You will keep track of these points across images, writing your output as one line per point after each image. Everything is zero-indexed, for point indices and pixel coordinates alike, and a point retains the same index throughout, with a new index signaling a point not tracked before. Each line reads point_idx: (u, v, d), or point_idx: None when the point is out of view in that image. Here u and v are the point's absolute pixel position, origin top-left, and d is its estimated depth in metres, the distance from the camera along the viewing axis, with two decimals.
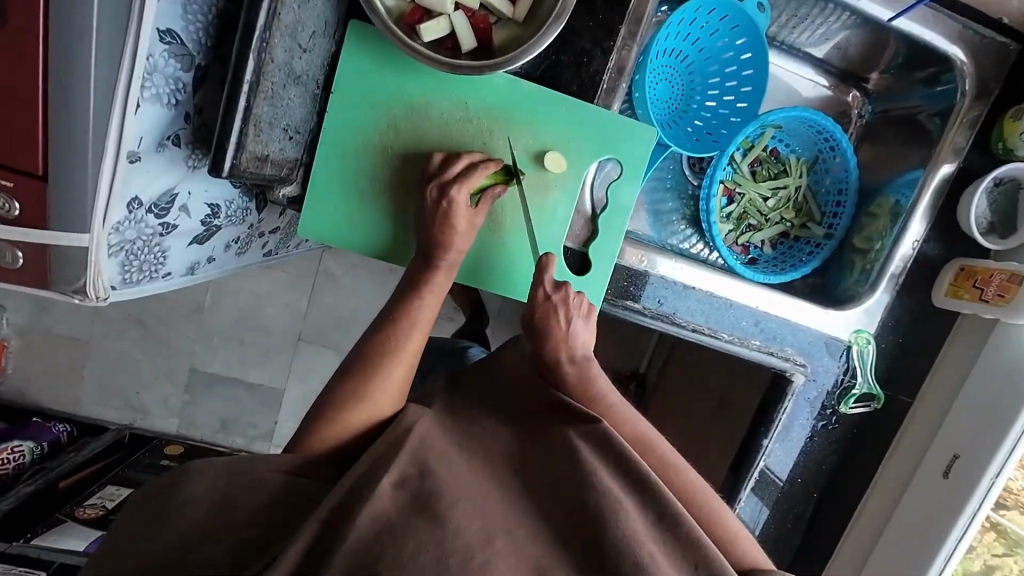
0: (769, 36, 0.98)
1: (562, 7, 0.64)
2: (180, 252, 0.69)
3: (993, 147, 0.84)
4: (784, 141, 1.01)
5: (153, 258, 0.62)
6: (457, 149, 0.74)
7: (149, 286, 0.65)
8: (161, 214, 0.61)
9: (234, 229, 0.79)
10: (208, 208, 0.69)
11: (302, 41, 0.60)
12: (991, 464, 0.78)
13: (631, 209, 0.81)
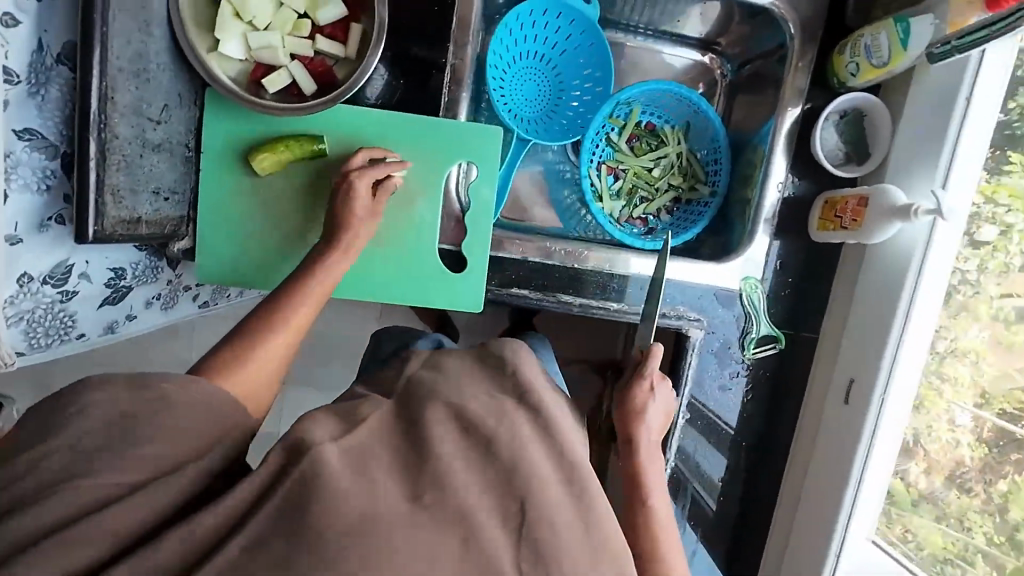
0: (609, 23, 1.02)
1: (379, 26, 0.74)
2: (93, 314, 0.78)
3: (831, 81, 0.88)
4: (655, 114, 1.06)
5: (58, 323, 0.72)
6: (320, 177, 0.82)
7: (62, 347, 0.75)
8: (59, 283, 0.70)
9: (151, 286, 0.87)
10: (110, 272, 0.78)
11: (151, 115, 0.69)
12: (875, 386, 0.81)
13: (494, 204, 0.86)
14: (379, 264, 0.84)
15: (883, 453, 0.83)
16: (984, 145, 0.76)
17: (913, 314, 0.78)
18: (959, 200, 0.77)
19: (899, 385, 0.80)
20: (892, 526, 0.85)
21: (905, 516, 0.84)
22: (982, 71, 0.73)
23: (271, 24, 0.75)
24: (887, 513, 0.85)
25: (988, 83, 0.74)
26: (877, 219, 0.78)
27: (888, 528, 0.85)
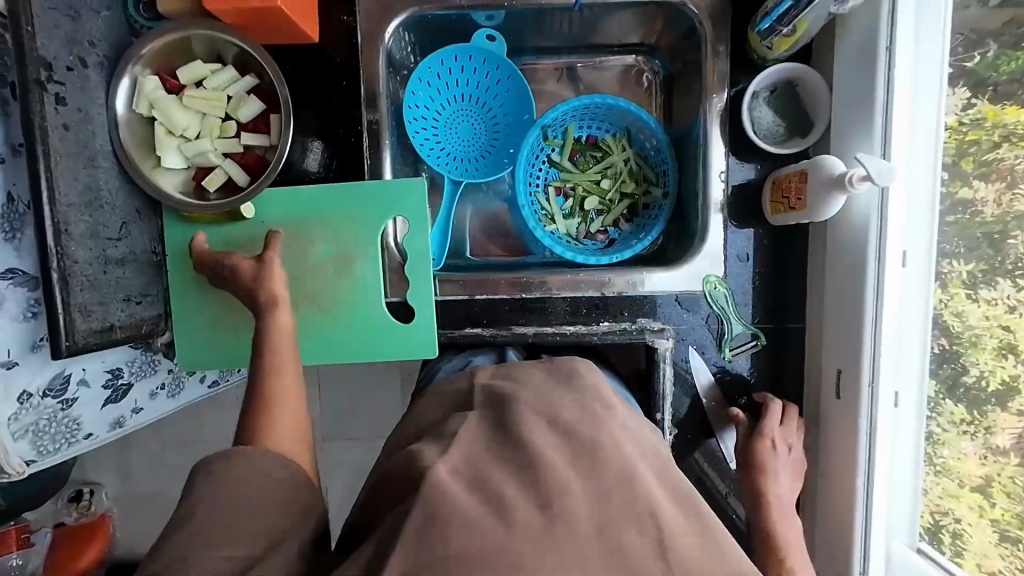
0: (524, 51, 1.03)
1: (285, 108, 0.81)
2: (97, 414, 0.88)
3: (753, 56, 0.84)
4: (594, 127, 1.04)
5: (63, 428, 0.82)
6: (269, 259, 0.89)
7: (74, 447, 0.86)
8: (59, 394, 0.80)
9: (152, 378, 0.97)
10: (108, 373, 0.88)
11: (109, 234, 0.79)
12: (862, 374, 0.76)
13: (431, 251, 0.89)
14: (330, 327, 0.89)
15: (898, 443, 0.79)
16: (938, 101, 0.72)
17: (885, 295, 0.73)
18: (919, 167, 0.74)
19: (889, 373, 0.75)
20: (941, 521, 0.78)
21: (964, 511, 0.76)
22: (897, 23, 0.68)
23: (201, 132, 0.84)
24: (940, 506, 0.78)
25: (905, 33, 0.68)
26: (818, 196, 0.71)
27: (937, 524, 0.78)
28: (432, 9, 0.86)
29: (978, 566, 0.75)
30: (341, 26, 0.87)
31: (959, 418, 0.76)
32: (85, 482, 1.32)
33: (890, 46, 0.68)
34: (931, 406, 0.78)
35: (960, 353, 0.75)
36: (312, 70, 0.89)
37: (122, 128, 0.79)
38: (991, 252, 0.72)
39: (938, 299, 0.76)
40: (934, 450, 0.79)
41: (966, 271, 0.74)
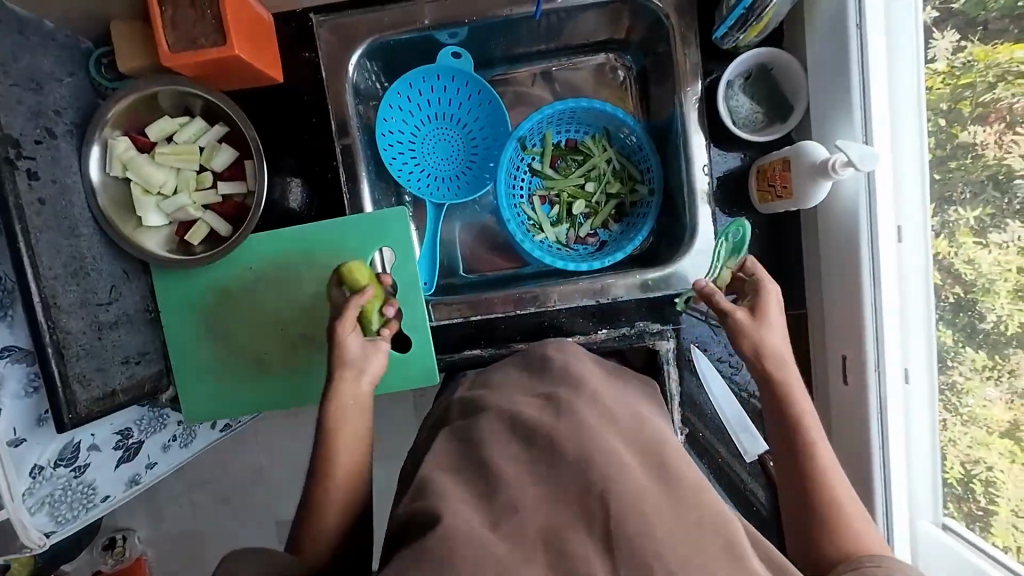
0: (493, 63, 1.01)
1: (258, 152, 0.80)
2: (111, 475, 0.88)
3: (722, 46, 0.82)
4: (572, 131, 1.03)
5: (79, 494, 0.83)
6: (261, 300, 0.88)
7: (91, 511, 0.86)
8: (71, 462, 0.81)
9: (162, 432, 0.98)
10: (117, 435, 0.88)
11: (99, 299, 0.79)
12: (868, 357, 0.74)
13: (420, 277, 0.88)
14: (329, 364, 0.89)
15: (915, 415, 0.78)
16: (918, 68, 0.72)
17: (882, 277, 0.72)
18: (906, 142, 0.74)
19: (893, 357, 0.74)
20: (971, 470, 0.76)
21: (995, 458, 0.75)
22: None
23: (178, 187, 0.84)
24: (969, 455, 0.76)
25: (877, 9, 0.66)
26: (802, 183, 0.69)
27: (969, 473, 0.77)
28: (394, 33, 0.86)
29: (1015, 513, 0.73)
30: (304, 62, 0.86)
31: (981, 365, 0.74)
32: (117, 529, 1.25)
33: (860, 24, 0.66)
34: (951, 355, 0.76)
35: (975, 300, 0.73)
36: (280, 109, 0.88)
37: (99, 194, 0.79)
38: (998, 193, 0.71)
39: (941, 248, 0.74)
40: (958, 400, 0.77)
41: (974, 217, 0.72)
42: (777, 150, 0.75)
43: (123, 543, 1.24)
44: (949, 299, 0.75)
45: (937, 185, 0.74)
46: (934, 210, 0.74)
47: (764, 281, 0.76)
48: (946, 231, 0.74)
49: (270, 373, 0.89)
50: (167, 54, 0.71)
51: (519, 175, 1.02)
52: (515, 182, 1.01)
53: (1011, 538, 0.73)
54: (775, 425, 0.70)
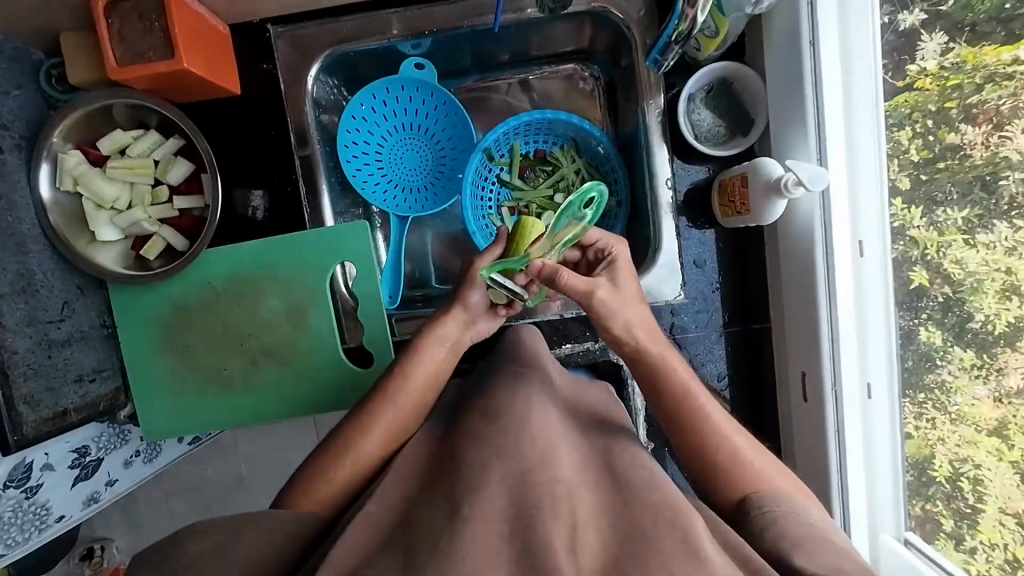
0: (459, 74, 1.00)
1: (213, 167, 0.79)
2: (66, 495, 0.86)
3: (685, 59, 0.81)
4: (540, 141, 1.02)
5: (32, 515, 0.81)
6: (220, 314, 0.86)
7: (46, 531, 0.84)
8: (22, 483, 0.78)
9: (123, 447, 0.96)
10: (74, 453, 0.86)
11: (48, 317, 0.77)
12: (824, 377, 0.76)
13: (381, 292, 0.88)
14: (292, 380, 0.87)
15: (874, 429, 0.79)
16: (876, 83, 0.72)
17: (838, 289, 0.73)
18: (863, 158, 0.74)
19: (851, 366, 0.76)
20: (960, 468, 0.73)
21: (982, 456, 0.71)
22: (818, 19, 0.65)
23: (132, 202, 0.82)
24: (957, 454, 0.73)
25: (828, 30, 0.66)
26: (757, 202, 0.69)
27: (957, 472, 0.74)
28: (352, 46, 0.85)
29: (1003, 512, 0.69)
30: (262, 74, 0.86)
31: (970, 364, 0.71)
32: (95, 538, 1.18)
33: (813, 41, 0.66)
34: (939, 354, 0.74)
35: (964, 299, 0.70)
36: (240, 123, 0.87)
37: (50, 209, 0.76)
38: (986, 194, 0.67)
39: (929, 240, 0.72)
40: (947, 398, 0.74)
41: (963, 217, 0.69)
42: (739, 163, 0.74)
43: (101, 554, 1.16)
44: (937, 299, 0.73)
45: (924, 186, 0.72)
46: (921, 212, 0.73)
47: (613, 247, 0.84)
48: (935, 232, 0.72)
49: (230, 391, 0.87)
50: (114, 68, 0.69)
51: (486, 187, 1.01)
52: (483, 194, 1.00)
53: (999, 537, 0.69)
54: (657, 389, 0.76)
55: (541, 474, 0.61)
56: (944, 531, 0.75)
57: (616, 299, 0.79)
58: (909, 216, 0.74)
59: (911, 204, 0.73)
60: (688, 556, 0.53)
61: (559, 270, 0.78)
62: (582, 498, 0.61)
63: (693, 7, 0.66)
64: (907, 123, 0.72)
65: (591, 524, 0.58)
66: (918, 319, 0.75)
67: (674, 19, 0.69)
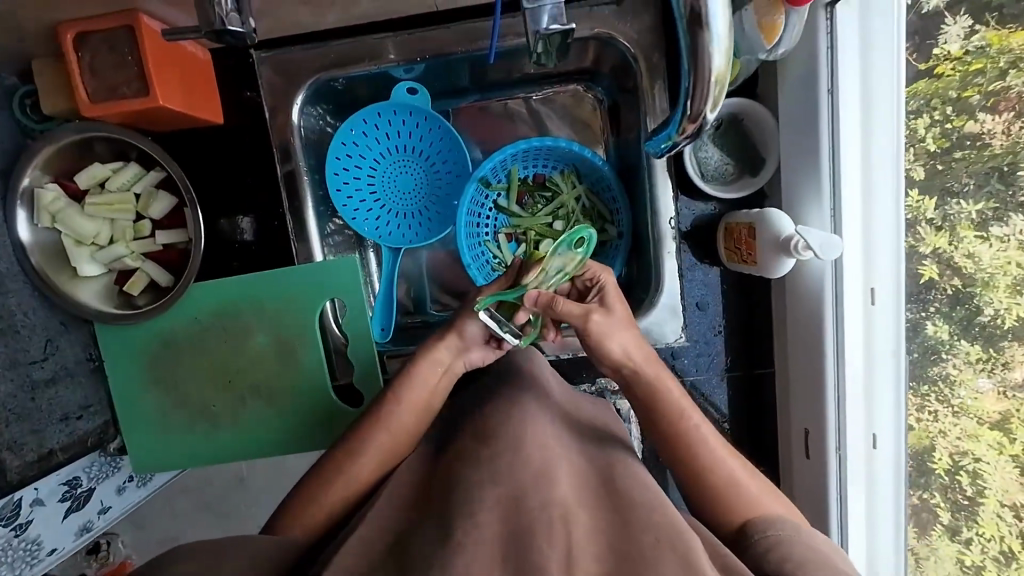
0: (455, 97, 0.96)
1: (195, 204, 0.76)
2: (58, 528, 0.80)
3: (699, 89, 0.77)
4: (538, 165, 0.97)
5: (22, 551, 0.75)
6: (206, 350, 0.85)
7: (37, 566, 0.79)
8: (12, 520, 0.72)
9: (116, 475, 0.91)
10: (65, 484, 0.79)
11: (33, 357, 0.75)
12: (829, 434, 0.74)
13: (369, 329, 0.86)
14: (278, 418, 0.86)
15: (878, 482, 0.76)
16: (899, 116, 0.66)
17: (846, 341, 0.71)
18: (880, 204, 0.69)
19: (857, 414, 0.73)
20: (959, 462, 0.73)
21: (983, 451, 0.71)
22: (838, 68, 0.65)
23: (114, 236, 0.80)
24: (957, 447, 0.73)
25: (848, 74, 0.65)
26: (765, 256, 0.67)
27: (957, 464, 0.74)
28: (340, 73, 0.81)
29: (1001, 504, 0.70)
30: (243, 102, 0.83)
31: (975, 358, 0.71)
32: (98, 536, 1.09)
33: (832, 88, 0.66)
34: (945, 348, 0.72)
35: (973, 293, 0.69)
36: (225, 153, 0.85)
37: (29, 248, 0.74)
38: (1002, 186, 0.66)
39: (940, 240, 0.70)
40: (951, 391, 0.73)
41: (976, 210, 0.68)
42: (746, 211, 0.71)
43: (107, 548, 1.07)
44: (946, 292, 0.71)
45: (940, 175, 0.69)
46: (934, 203, 0.70)
47: (600, 276, 0.77)
48: (947, 225, 0.70)
49: (218, 427, 0.86)
50: (85, 104, 0.66)
51: (482, 213, 0.96)
52: (479, 220, 0.96)
53: (997, 529, 0.71)
54: (653, 412, 0.72)
55: (536, 497, 0.57)
56: (940, 522, 0.76)
57: (609, 327, 0.73)
58: (922, 207, 0.70)
59: (926, 194, 0.70)
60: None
61: (556, 298, 0.73)
62: (579, 517, 0.55)
63: (693, 121, 0.54)
64: (925, 110, 0.69)
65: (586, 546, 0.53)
66: (925, 313, 0.72)
67: (669, 120, 0.57)
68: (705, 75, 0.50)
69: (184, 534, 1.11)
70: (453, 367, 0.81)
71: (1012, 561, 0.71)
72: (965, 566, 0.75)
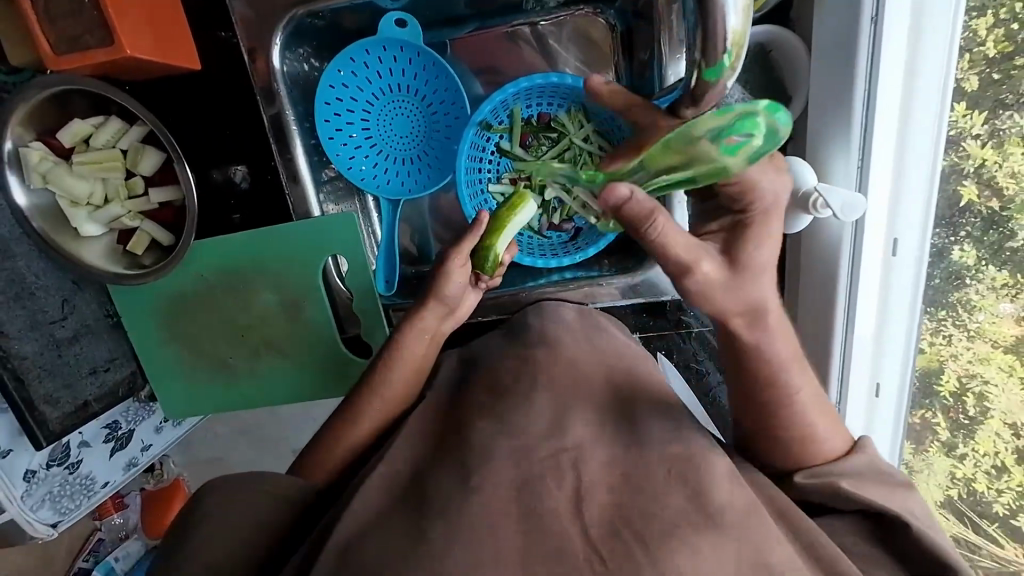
0: (451, 30, 0.87)
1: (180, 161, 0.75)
2: (107, 463, 0.90)
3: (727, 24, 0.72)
4: (543, 104, 0.89)
5: (79, 484, 0.86)
6: (217, 305, 0.88)
7: (93, 497, 0.89)
8: (63, 461, 0.83)
9: (152, 415, 0.97)
10: (105, 428, 0.89)
11: (55, 316, 0.78)
12: (831, 394, 0.75)
13: (373, 288, 0.86)
14: (292, 373, 0.89)
15: (876, 424, 0.77)
16: (946, 39, 0.61)
17: (862, 295, 0.69)
18: (917, 147, 0.64)
19: (862, 366, 0.73)
20: (966, 383, 0.72)
21: (992, 373, 0.69)
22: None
23: (108, 196, 0.79)
24: (967, 369, 0.71)
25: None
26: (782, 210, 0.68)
27: (963, 387, 0.72)
28: (318, 5, 0.75)
29: (1004, 424, 0.69)
30: (220, 44, 0.79)
31: (1000, 284, 0.66)
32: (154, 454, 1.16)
33: (875, 20, 0.60)
34: (969, 273, 0.68)
35: (1009, 217, 0.64)
36: (207, 104, 0.82)
37: (29, 213, 0.73)
38: None
39: (985, 154, 0.63)
40: (968, 316, 0.69)
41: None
42: None
43: (160, 467, 1.13)
44: (980, 214, 0.65)
45: (995, 86, 0.62)
46: (984, 117, 0.63)
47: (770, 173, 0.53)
48: (994, 141, 0.63)
49: (237, 379, 0.90)
50: (50, 58, 0.63)
51: (483, 158, 0.90)
52: (480, 165, 0.90)
53: (993, 446, 0.71)
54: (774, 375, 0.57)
55: (550, 441, 0.54)
56: (938, 439, 0.76)
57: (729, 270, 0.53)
58: (970, 123, 0.63)
59: (976, 107, 0.63)
60: (696, 510, 0.48)
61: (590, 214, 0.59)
62: (594, 454, 0.54)
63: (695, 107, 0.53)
64: (990, 7, 0.60)
65: (599, 479, 0.51)
66: (954, 238, 0.68)
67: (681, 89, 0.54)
68: (716, 33, 0.48)
69: (229, 454, 1.16)
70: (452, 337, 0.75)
71: (1002, 474, 0.71)
72: (955, 479, 0.76)
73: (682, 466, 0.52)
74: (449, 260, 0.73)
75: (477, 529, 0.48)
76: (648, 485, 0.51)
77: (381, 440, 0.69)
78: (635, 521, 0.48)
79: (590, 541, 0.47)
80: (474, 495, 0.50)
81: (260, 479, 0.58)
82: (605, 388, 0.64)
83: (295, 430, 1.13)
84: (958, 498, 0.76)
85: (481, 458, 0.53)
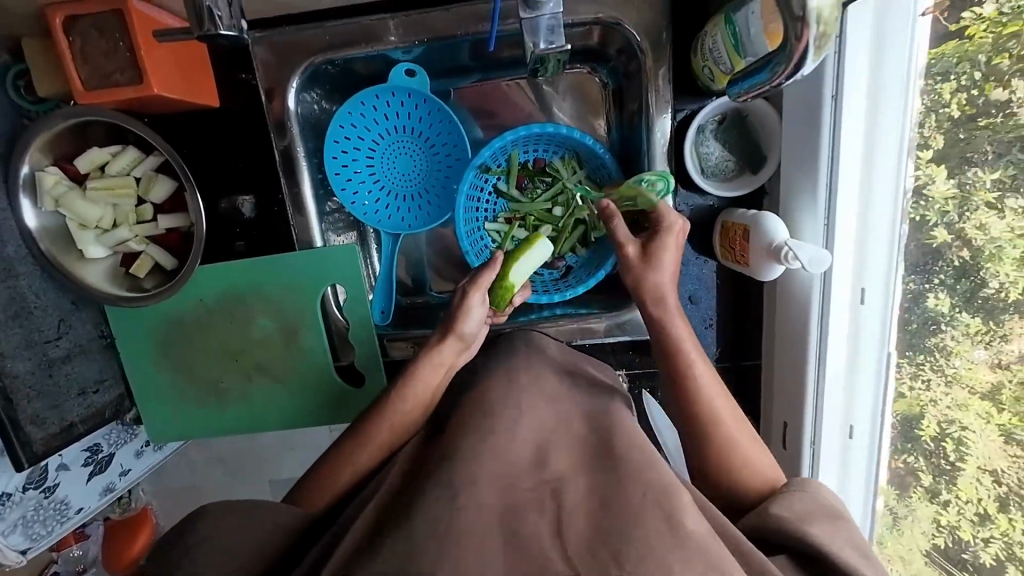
0: (455, 80, 0.94)
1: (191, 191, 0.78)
2: (84, 488, 0.88)
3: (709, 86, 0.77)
4: (539, 150, 0.95)
5: (53, 510, 0.84)
6: (213, 329, 0.89)
7: (66, 523, 0.86)
8: (40, 484, 0.81)
9: (135, 439, 0.96)
10: (86, 451, 0.87)
11: (50, 335, 0.79)
12: (808, 432, 0.78)
13: (368, 318, 0.88)
14: (282, 400, 0.90)
15: (852, 464, 0.80)
16: (905, 112, 0.67)
17: (834, 337, 0.74)
18: (880, 204, 0.70)
19: (836, 406, 0.77)
20: (946, 429, 0.76)
21: (971, 419, 0.73)
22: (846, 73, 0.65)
23: (116, 221, 0.82)
24: (946, 415, 0.75)
25: (856, 78, 0.66)
26: (756, 261, 0.74)
27: (942, 432, 0.76)
28: (334, 55, 0.80)
29: (982, 470, 0.73)
30: (239, 84, 0.84)
31: (974, 331, 0.72)
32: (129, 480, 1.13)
33: (836, 95, 0.67)
34: (944, 319, 0.73)
35: (981, 264, 0.70)
36: (223, 139, 0.86)
37: (37, 235, 0.75)
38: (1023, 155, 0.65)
39: (943, 202, 0.70)
40: (946, 360, 0.74)
41: (992, 179, 0.67)
42: (740, 214, 0.77)
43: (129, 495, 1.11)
44: (952, 263, 0.71)
45: (961, 143, 0.68)
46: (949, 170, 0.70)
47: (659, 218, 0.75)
48: (961, 192, 0.69)
49: (227, 404, 0.91)
50: (80, 92, 0.67)
51: (481, 197, 0.95)
52: (478, 204, 0.94)
53: (975, 492, 0.75)
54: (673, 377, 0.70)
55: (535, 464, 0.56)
56: (921, 485, 0.79)
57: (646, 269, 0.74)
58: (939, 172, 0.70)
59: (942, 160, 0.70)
60: (671, 533, 0.49)
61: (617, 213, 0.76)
62: (576, 478, 0.56)
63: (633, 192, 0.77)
64: (952, 74, 0.67)
65: (581, 503, 0.53)
66: (929, 285, 0.74)
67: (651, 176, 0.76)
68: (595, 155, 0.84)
69: (204, 481, 1.14)
70: (450, 365, 0.78)
71: (987, 521, 0.75)
72: (940, 527, 0.79)
73: (660, 491, 0.53)
74: (471, 297, 0.77)
75: (465, 550, 0.49)
76: (628, 506, 0.52)
77: (371, 465, 0.70)
78: (612, 538, 0.50)
79: (570, 560, 0.49)
80: (461, 520, 0.51)
81: (249, 503, 0.59)
82: (591, 418, 0.66)
83: (277, 460, 1.12)
84: (943, 547, 0.79)
85: (468, 474, 0.55)
